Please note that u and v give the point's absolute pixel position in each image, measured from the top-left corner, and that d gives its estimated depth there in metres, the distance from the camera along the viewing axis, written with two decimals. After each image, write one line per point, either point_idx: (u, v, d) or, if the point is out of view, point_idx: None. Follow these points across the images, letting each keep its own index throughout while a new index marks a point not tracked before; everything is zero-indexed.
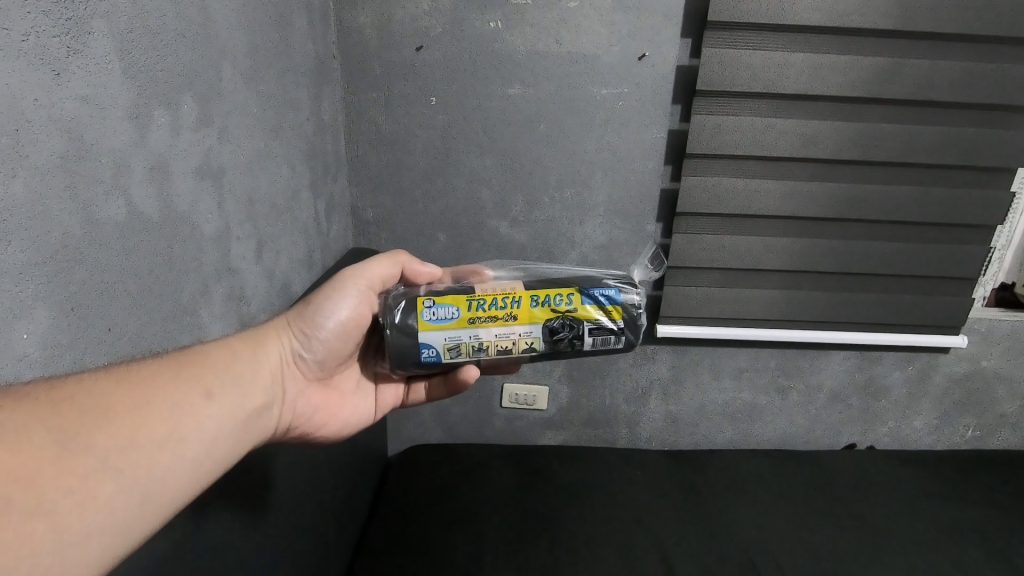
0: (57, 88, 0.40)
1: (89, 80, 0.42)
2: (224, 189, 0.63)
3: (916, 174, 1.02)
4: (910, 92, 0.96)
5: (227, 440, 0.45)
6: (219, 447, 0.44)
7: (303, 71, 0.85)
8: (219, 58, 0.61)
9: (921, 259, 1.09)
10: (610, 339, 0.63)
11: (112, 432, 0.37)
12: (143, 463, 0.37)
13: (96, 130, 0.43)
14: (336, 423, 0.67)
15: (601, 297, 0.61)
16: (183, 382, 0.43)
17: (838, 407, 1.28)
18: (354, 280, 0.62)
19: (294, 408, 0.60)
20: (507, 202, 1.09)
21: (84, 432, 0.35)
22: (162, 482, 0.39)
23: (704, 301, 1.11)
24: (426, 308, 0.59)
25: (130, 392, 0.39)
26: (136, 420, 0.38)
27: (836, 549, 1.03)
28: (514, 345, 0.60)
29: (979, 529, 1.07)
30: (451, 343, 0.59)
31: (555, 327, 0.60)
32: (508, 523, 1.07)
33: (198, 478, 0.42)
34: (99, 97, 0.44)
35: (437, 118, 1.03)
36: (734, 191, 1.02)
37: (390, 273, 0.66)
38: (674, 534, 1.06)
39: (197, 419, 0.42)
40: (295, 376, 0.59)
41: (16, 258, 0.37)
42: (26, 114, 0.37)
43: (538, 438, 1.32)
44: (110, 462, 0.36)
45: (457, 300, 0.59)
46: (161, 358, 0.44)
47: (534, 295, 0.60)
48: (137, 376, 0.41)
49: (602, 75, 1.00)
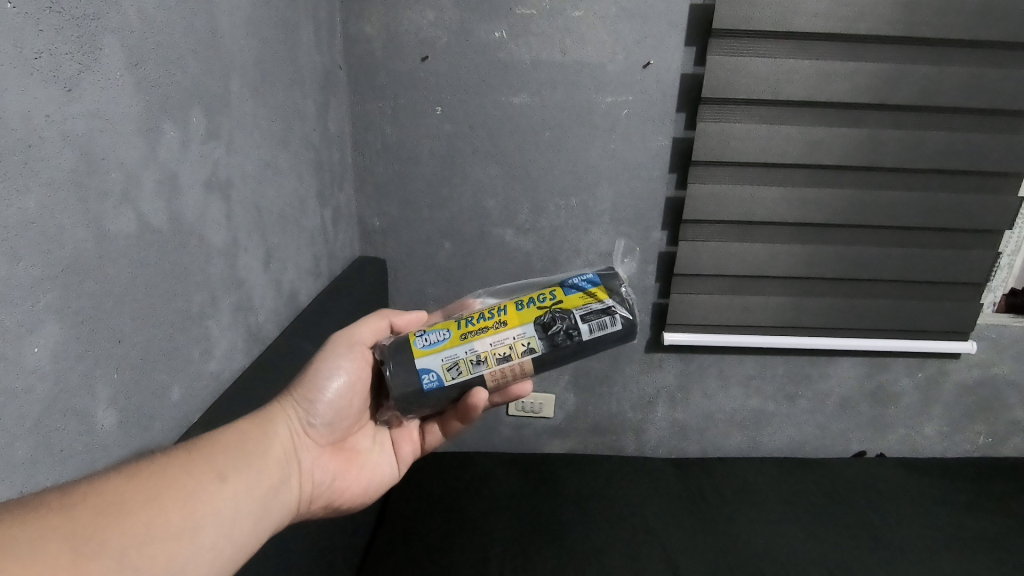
0: (69, 103, 0.40)
1: (100, 96, 0.43)
2: (232, 202, 0.63)
3: (923, 180, 1.02)
4: (917, 98, 0.96)
5: (244, 523, 0.45)
6: (235, 531, 0.44)
7: (310, 82, 0.85)
8: (227, 71, 0.62)
9: (929, 265, 1.08)
10: (606, 322, 0.60)
11: (128, 529, 0.37)
12: (158, 558, 0.37)
13: (107, 146, 0.44)
14: (357, 484, 0.65)
15: (581, 285, 0.62)
16: (194, 470, 0.44)
17: (847, 414, 1.27)
18: (345, 343, 0.63)
19: (314, 478, 0.59)
20: (512, 210, 1.10)
21: (100, 534, 0.35)
22: (180, 574, 0.39)
23: (711, 308, 1.11)
24: (419, 337, 0.60)
25: (142, 487, 0.39)
26: (151, 515, 0.38)
27: (847, 557, 1.02)
28: (511, 349, 0.59)
29: (991, 537, 1.06)
30: (449, 361, 0.58)
31: (546, 321, 0.59)
32: (517, 532, 1.06)
33: (217, 567, 0.42)
34: (110, 112, 0.44)
35: (443, 127, 1.04)
36: (740, 198, 1.02)
37: (376, 327, 0.65)
38: (683, 542, 1.05)
39: (210, 506, 0.43)
40: (308, 447, 0.59)
41: (28, 272, 0.38)
42: (38, 130, 0.38)
43: (544, 446, 1.32)
44: (128, 561, 0.36)
45: (446, 324, 0.61)
46: (170, 449, 0.44)
47: (518, 300, 0.61)
48: (147, 471, 0.41)
49: (607, 83, 1.00)
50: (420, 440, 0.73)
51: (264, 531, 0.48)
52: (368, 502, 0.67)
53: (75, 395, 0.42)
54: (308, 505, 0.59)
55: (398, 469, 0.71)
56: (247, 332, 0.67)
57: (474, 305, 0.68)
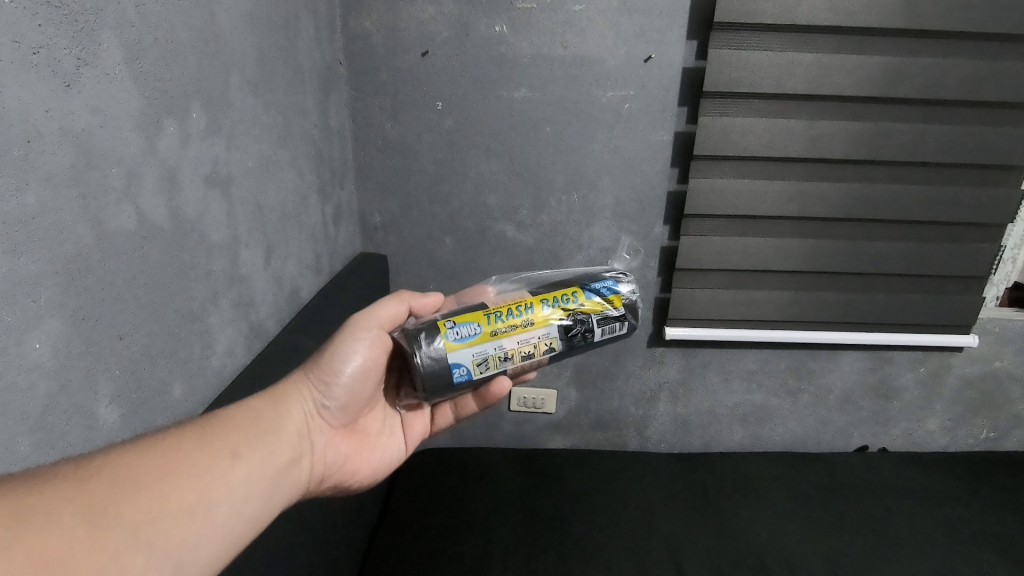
0: (68, 99, 0.40)
1: (99, 91, 0.43)
2: (234, 198, 0.63)
3: (926, 173, 1.01)
4: (920, 91, 0.95)
5: (256, 501, 0.45)
6: (248, 508, 0.44)
7: (310, 77, 0.85)
8: (228, 67, 0.61)
9: (932, 259, 1.08)
10: (615, 326, 0.66)
11: (143, 504, 0.36)
12: (172, 533, 0.37)
13: (109, 142, 0.44)
14: (367, 465, 0.65)
15: (601, 290, 0.65)
16: (207, 447, 0.43)
17: (849, 409, 1.27)
18: (364, 325, 0.61)
19: (326, 457, 0.59)
20: (513, 205, 1.09)
21: (115, 507, 0.35)
22: (192, 551, 0.38)
23: (713, 303, 1.11)
24: (449, 329, 0.57)
25: (158, 462, 0.39)
26: (166, 490, 0.38)
27: (849, 552, 1.02)
28: (535, 348, 0.60)
29: (994, 531, 1.06)
30: (479, 358, 0.58)
31: (569, 324, 0.62)
32: (519, 528, 1.06)
33: (229, 544, 0.42)
34: (109, 108, 0.44)
35: (443, 122, 1.03)
36: (742, 192, 1.02)
37: (394, 311, 0.64)
38: (685, 537, 1.05)
39: (223, 483, 0.42)
40: (320, 428, 0.59)
41: (28, 269, 0.37)
42: (37, 126, 0.38)
43: (547, 441, 1.32)
44: (142, 537, 0.35)
45: (475, 316, 0.59)
46: (184, 425, 0.44)
47: (544, 299, 0.62)
48: (162, 445, 0.41)
49: (608, 77, 1.00)
50: (430, 422, 0.75)
51: (275, 509, 0.48)
52: (376, 482, 0.68)
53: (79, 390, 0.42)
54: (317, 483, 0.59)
55: (405, 450, 0.71)
56: (248, 329, 0.67)
57: (490, 294, 0.66)
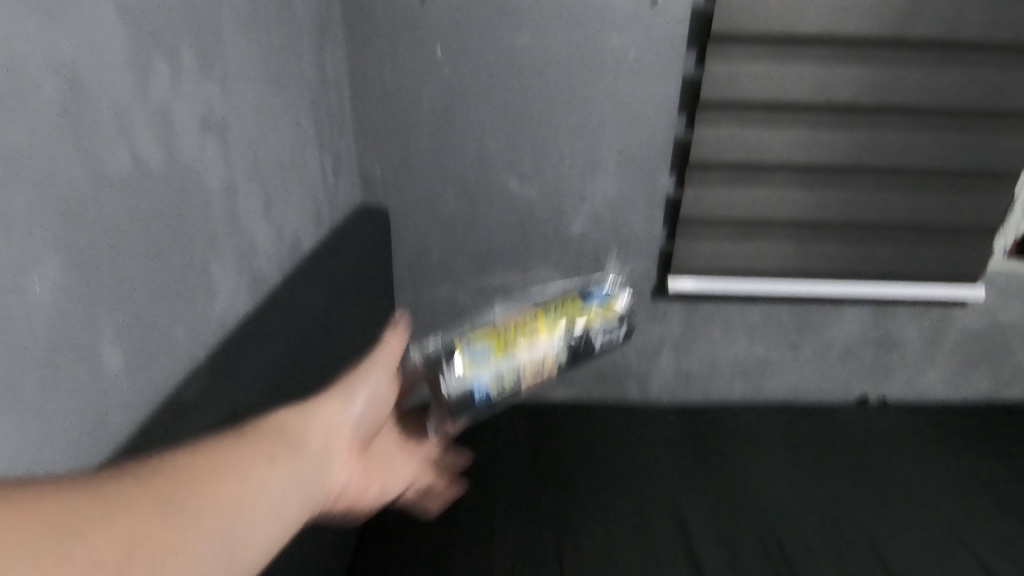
0: (53, 32, 0.39)
1: (84, 26, 0.41)
2: (231, 145, 0.62)
3: (937, 120, 0.99)
4: (936, 34, 0.92)
5: (299, 501, 0.47)
6: (292, 509, 0.46)
7: (305, 22, 0.83)
8: (219, 8, 0.59)
9: (941, 209, 1.06)
10: None
11: (196, 506, 0.38)
12: (222, 532, 0.39)
13: (95, 82, 0.42)
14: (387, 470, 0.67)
15: None
16: (253, 451, 0.45)
17: (850, 362, 1.28)
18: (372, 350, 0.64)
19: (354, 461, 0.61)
20: (515, 157, 1.08)
21: (171, 510, 0.36)
22: (243, 548, 0.40)
23: (717, 255, 1.10)
24: None
25: (208, 467, 0.41)
26: (216, 492, 0.40)
27: (845, 501, 1.04)
28: None
29: (987, 480, 1.08)
30: None
31: None
32: (523, 478, 1.08)
33: (275, 542, 0.44)
34: (97, 44, 0.43)
35: (443, 71, 1.01)
36: (748, 142, 1.00)
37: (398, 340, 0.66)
38: (685, 486, 1.07)
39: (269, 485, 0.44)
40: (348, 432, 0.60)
41: (23, 207, 0.37)
42: (23, 58, 0.37)
43: (550, 395, 1.33)
44: (197, 538, 0.37)
45: None
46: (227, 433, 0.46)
47: None
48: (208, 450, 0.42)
49: (612, 22, 0.96)
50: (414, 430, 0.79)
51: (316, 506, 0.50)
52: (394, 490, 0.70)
53: (77, 333, 0.42)
54: (358, 455, 0.62)
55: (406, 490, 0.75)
56: (250, 278, 0.67)
57: None
